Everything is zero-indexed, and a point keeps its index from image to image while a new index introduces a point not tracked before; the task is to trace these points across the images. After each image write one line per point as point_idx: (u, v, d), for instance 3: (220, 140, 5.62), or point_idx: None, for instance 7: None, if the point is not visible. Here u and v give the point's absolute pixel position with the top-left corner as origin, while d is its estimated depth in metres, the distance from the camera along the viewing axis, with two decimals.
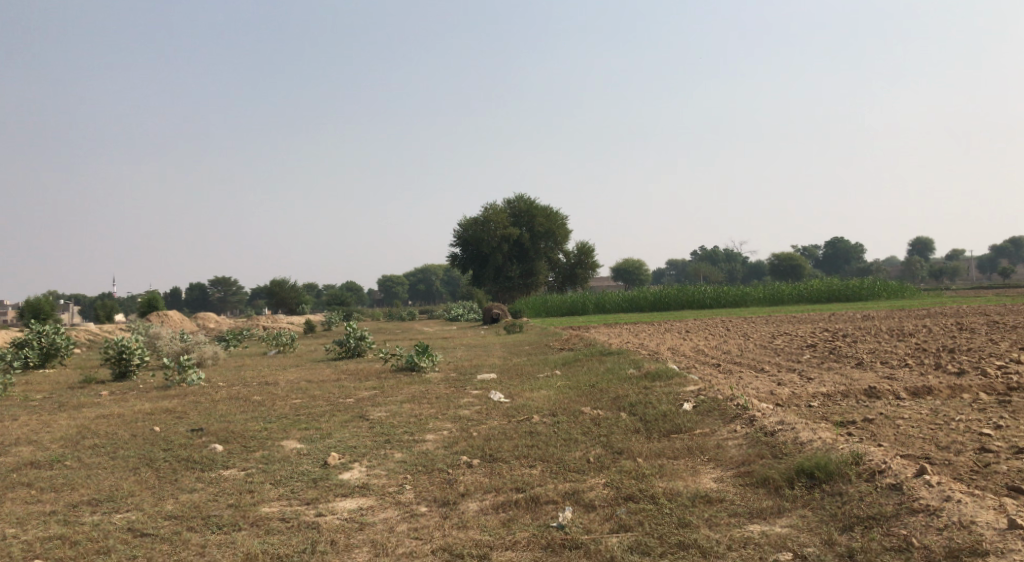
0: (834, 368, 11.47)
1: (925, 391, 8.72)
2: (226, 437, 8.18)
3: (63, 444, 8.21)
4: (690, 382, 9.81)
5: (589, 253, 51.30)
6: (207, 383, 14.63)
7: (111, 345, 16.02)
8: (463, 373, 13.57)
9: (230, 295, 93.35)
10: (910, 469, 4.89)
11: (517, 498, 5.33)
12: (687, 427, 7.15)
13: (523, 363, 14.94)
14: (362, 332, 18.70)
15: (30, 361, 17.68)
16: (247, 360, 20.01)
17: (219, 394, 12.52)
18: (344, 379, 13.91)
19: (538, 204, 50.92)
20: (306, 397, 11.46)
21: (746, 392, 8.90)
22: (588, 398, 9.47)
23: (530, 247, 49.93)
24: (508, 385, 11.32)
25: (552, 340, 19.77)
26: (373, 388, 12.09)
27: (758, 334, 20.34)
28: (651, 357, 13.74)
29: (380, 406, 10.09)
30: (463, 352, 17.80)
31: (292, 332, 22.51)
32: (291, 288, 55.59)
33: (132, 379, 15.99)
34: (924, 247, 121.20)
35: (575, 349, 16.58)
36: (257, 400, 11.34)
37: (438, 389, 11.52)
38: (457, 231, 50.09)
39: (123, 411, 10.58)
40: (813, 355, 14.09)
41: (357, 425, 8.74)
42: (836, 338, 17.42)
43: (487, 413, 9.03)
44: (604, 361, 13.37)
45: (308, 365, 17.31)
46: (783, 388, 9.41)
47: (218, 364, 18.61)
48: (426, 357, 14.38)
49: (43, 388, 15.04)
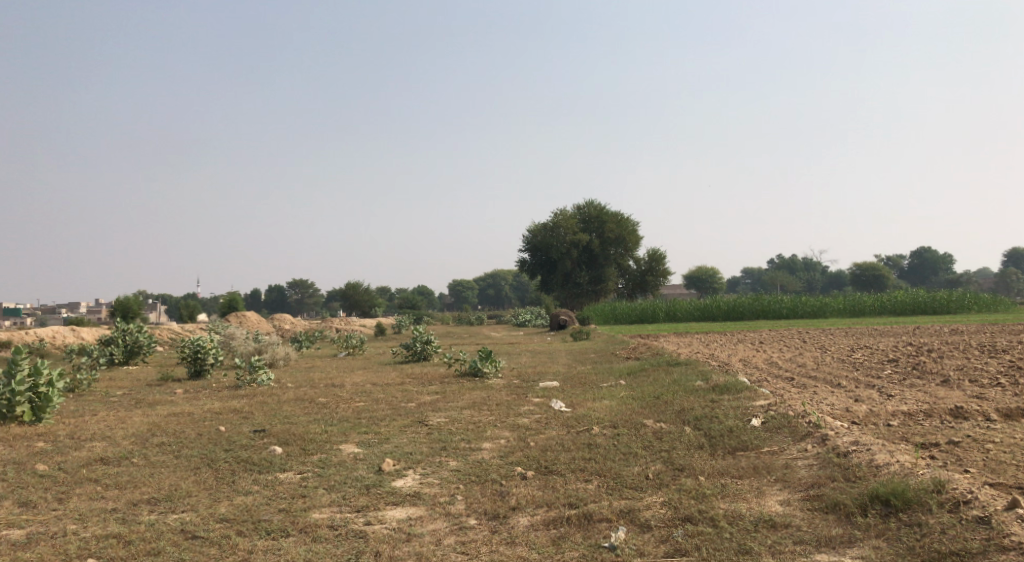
0: (917, 385, 10.83)
1: (1019, 413, 8.12)
2: (286, 439, 8.24)
3: (133, 441, 8.42)
4: (760, 396, 9.40)
5: (660, 260, 50.46)
6: (276, 384, 14.90)
7: (188, 344, 16.50)
8: (525, 381, 13.42)
9: (307, 297, 95.82)
10: (1000, 500, 4.48)
11: (570, 514, 5.15)
12: (754, 444, 6.82)
13: (588, 371, 14.68)
14: (428, 336, 18.76)
15: (114, 357, 18.40)
16: (318, 361, 20.36)
17: (286, 395, 12.71)
18: (408, 383, 13.93)
19: (608, 210, 50.42)
20: (369, 401, 11.49)
21: (819, 408, 8.46)
22: (652, 410, 9.17)
23: (599, 253, 49.43)
24: (571, 394, 11.11)
25: (618, 348, 19.42)
26: (435, 394, 12.04)
27: (836, 346, 19.51)
28: (720, 368, 13.29)
29: (440, 411, 10.03)
30: (528, 358, 17.65)
31: (361, 335, 22.79)
32: (364, 291, 56.60)
33: (207, 377, 16.44)
34: (1019, 259, 114.95)
35: (642, 358, 16.21)
36: (320, 402, 11.44)
37: (500, 396, 11.38)
38: (527, 236, 50.08)
39: (193, 409, 10.83)
40: (894, 371, 13.35)
41: (415, 431, 8.69)
42: (920, 354, 16.50)
43: (547, 422, 8.84)
44: (671, 372, 12.99)
45: (374, 368, 17.46)
46: (860, 405, 8.92)
47: (289, 364, 18.95)
48: (489, 363, 14.28)
49: (124, 384, 15.61)
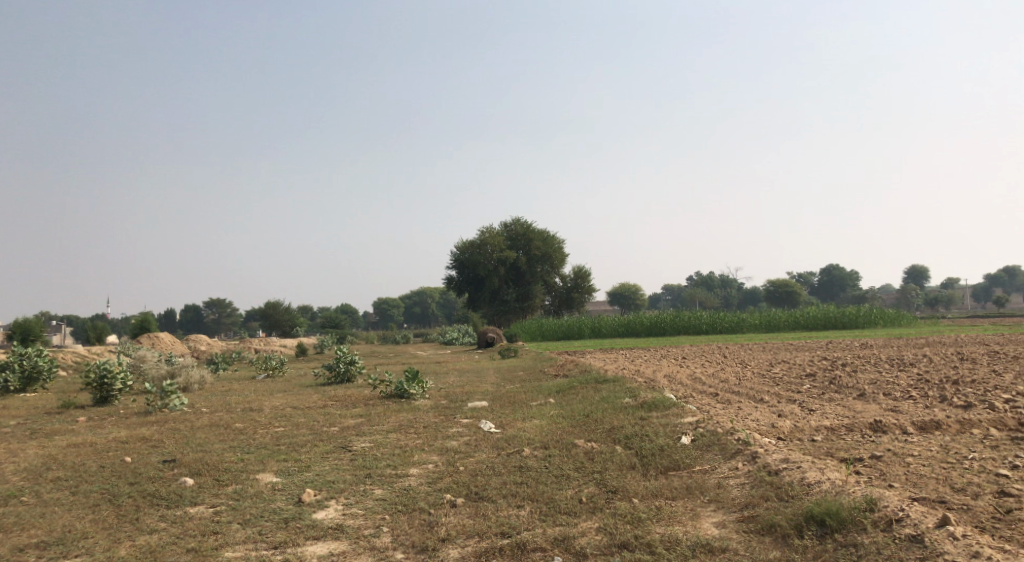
0: (835, 399, 11.06)
1: (933, 425, 8.34)
2: (199, 469, 7.74)
3: (27, 476, 7.77)
4: (688, 413, 9.41)
5: (586, 277, 51.01)
6: (189, 409, 14.17)
7: (93, 369, 15.55)
8: (453, 401, 13.15)
9: (225, 316, 92.87)
10: (930, 517, 4.50)
11: (503, 544, 4.94)
12: (686, 463, 6.75)
13: (516, 390, 14.51)
14: (352, 357, 18.25)
15: (10, 384, 17.18)
16: (235, 384, 19.53)
17: (200, 421, 12.07)
18: (331, 406, 13.43)
19: (534, 227, 50.65)
20: (289, 426, 10.99)
21: (746, 424, 8.50)
22: (582, 429, 9.05)
23: (526, 270, 49.55)
24: (500, 414, 10.90)
25: (546, 366, 19.32)
26: (359, 417, 11.62)
27: (756, 361, 19.94)
28: (647, 384, 13.30)
29: (364, 436, 9.66)
30: (455, 378, 17.32)
31: (281, 356, 22.02)
32: (285, 310, 55.10)
33: (114, 404, 15.51)
34: (919, 275, 121.13)
35: (569, 376, 16.14)
36: (236, 428, 10.87)
37: (428, 417, 11.07)
38: (454, 253, 49.80)
39: (96, 439, 10.13)
40: (813, 385, 13.67)
41: (338, 457, 8.31)
42: (836, 367, 17.01)
43: (476, 444, 8.61)
44: (599, 389, 12.92)
45: (295, 390, 16.82)
46: (784, 420, 9.01)
47: (204, 388, 18.11)
48: (416, 384, 13.94)
49: (21, 413, 14.57)
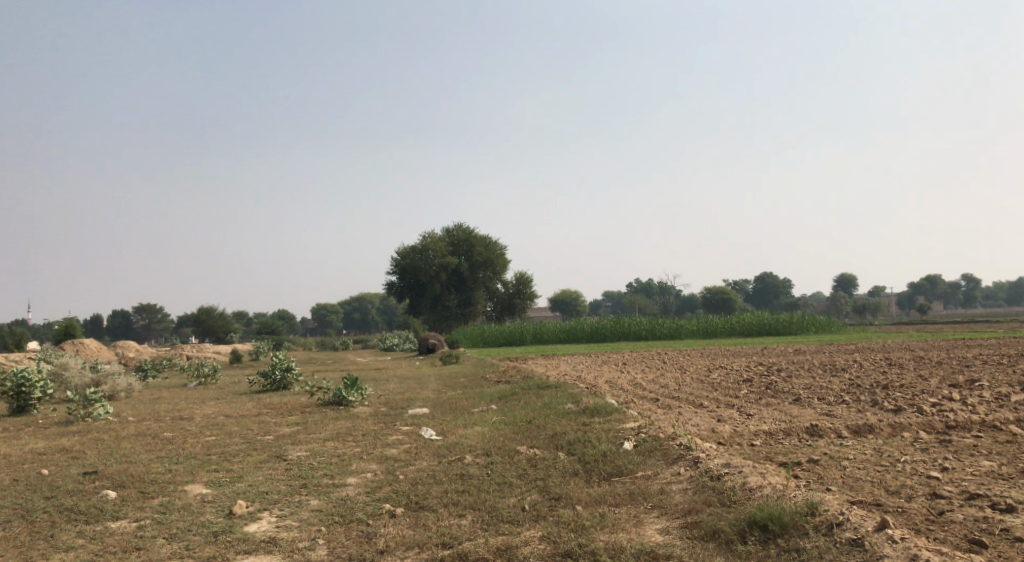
0: (772, 404, 11.24)
1: (866, 429, 8.53)
2: (122, 482, 7.37)
3: None
4: (630, 418, 9.43)
5: (527, 283, 51.14)
6: (115, 419, 13.57)
7: (10, 377, 14.78)
8: (393, 408, 12.91)
9: (155, 322, 89.94)
10: (869, 521, 4.54)
11: (444, 555, 4.81)
12: (629, 469, 6.72)
13: (457, 396, 14.35)
14: (288, 364, 17.80)
15: None
16: (164, 392, 18.83)
17: (126, 431, 11.57)
18: (266, 414, 13.02)
19: (476, 233, 50.53)
20: (222, 435, 10.60)
21: (686, 429, 8.54)
22: (524, 436, 8.95)
23: (467, 276, 49.35)
24: (441, 421, 10.73)
25: (488, 372, 19.20)
26: (295, 425, 11.28)
27: (695, 367, 20.20)
28: (589, 390, 13.31)
29: (300, 444, 9.37)
30: (395, 384, 17.03)
31: (214, 364, 21.35)
32: (219, 316, 53.63)
33: (33, 414, 14.75)
34: (848, 283, 125.26)
35: (511, 382, 16.06)
36: (165, 437, 10.42)
37: (367, 425, 10.81)
38: (394, 259, 49.26)
39: (12, 451, 9.58)
40: (750, 390, 13.90)
41: (272, 467, 8.02)
42: (771, 373, 17.36)
43: (417, 452, 8.43)
44: (541, 395, 12.86)
45: (229, 398, 16.31)
46: (724, 425, 9.10)
47: (131, 396, 17.40)
48: (355, 391, 13.65)
49: None
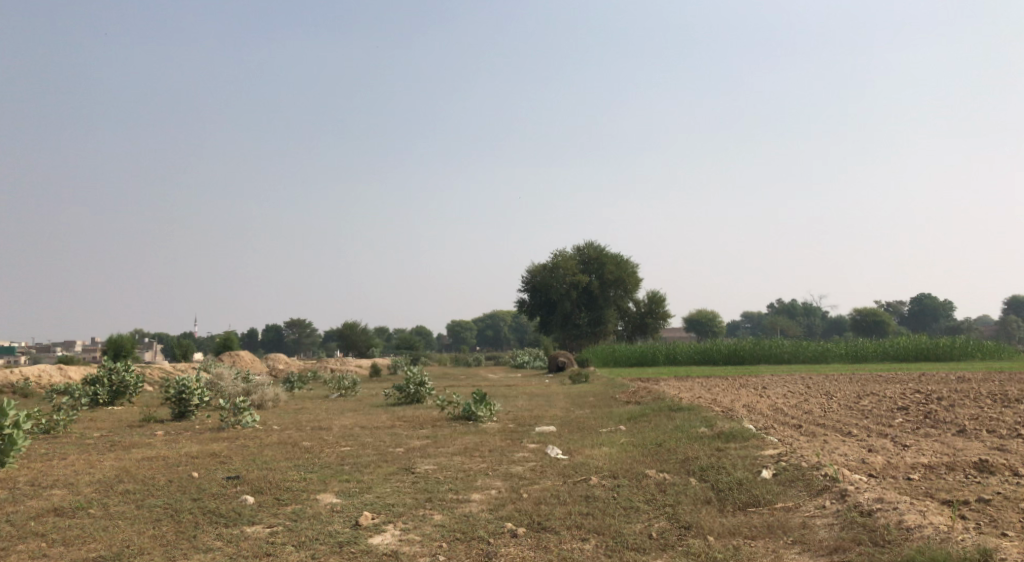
0: (932, 436, 10.24)
1: None
2: (261, 487, 7.66)
3: (97, 489, 7.86)
4: (769, 445, 8.85)
5: (660, 302, 50.09)
6: (261, 426, 14.29)
7: (173, 384, 15.92)
8: (522, 425, 12.84)
9: (305, 336, 95.14)
10: None
11: None
12: (767, 499, 6.24)
13: (586, 415, 14.08)
14: (422, 378, 18.17)
15: (99, 397, 17.79)
16: (308, 402, 19.71)
17: (270, 438, 12.14)
18: (398, 427, 13.30)
19: (608, 251, 50.11)
20: (356, 445, 10.88)
21: (833, 459, 7.89)
22: (654, 459, 8.60)
23: (599, 294, 48.95)
24: (568, 440, 10.53)
25: (617, 392, 18.79)
26: (425, 438, 11.42)
27: (842, 392, 18.88)
28: (724, 414, 12.69)
29: (429, 458, 9.44)
30: (525, 401, 16.99)
31: (354, 376, 22.18)
32: (361, 331, 56.06)
33: (191, 419, 15.82)
34: (1020, 306, 114.06)
35: (642, 403, 15.60)
36: (303, 447, 10.83)
37: (494, 441, 10.78)
38: (526, 277, 49.66)
39: (168, 453, 10.25)
40: (906, 419, 12.77)
41: (400, 479, 8.09)
42: (930, 401, 15.90)
43: (542, 471, 8.27)
44: (673, 418, 12.38)
45: (365, 410, 16.83)
46: (875, 456, 8.35)
47: (278, 405, 18.31)
48: (484, 407, 13.69)
49: (104, 425, 15.01)
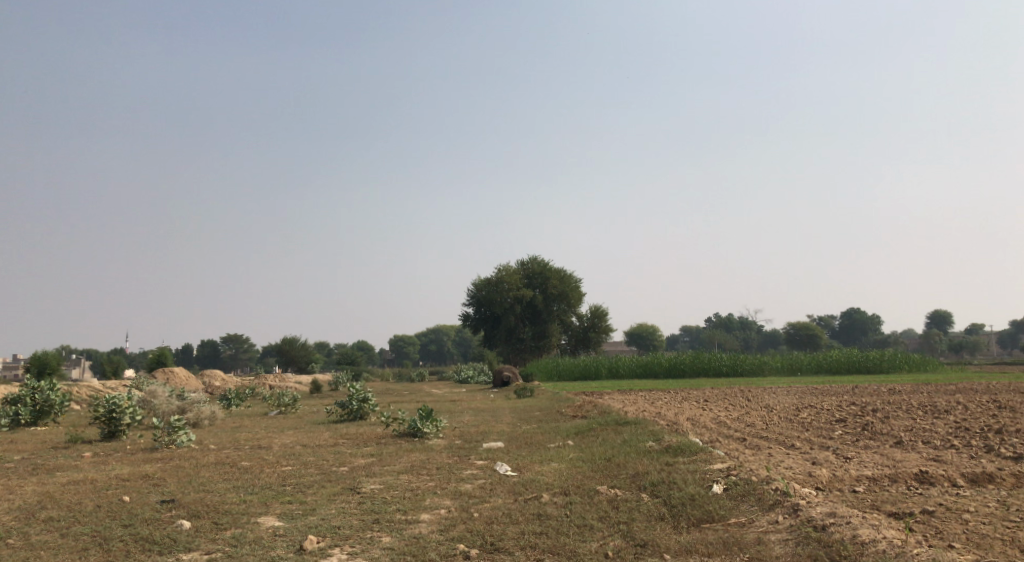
0: (871, 447, 10.46)
1: (984, 478, 7.75)
2: (198, 511, 7.30)
3: (17, 517, 7.37)
4: (717, 458, 8.89)
5: (603, 316, 50.49)
6: (197, 446, 13.75)
7: (102, 403, 15.23)
8: (468, 441, 12.66)
9: (242, 352, 92.75)
10: None
11: None
12: (720, 514, 6.24)
13: (533, 430, 13.97)
14: (365, 394, 17.81)
15: (21, 418, 16.89)
16: (246, 420, 19.12)
17: (207, 458, 11.67)
18: (341, 445, 12.95)
19: (551, 266, 50.33)
20: (298, 464, 10.54)
21: (780, 472, 7.95)
22: (604, 475, 8.54)
23: (542, 309, 49.06)
24: (517, 456, 10.40)
25: (563, 406, 18.75)
26: (369, 456, 11.14)
27: (781, 405, 19.22)
28: (669, 428, 12.75)
29: (375, 476, 9.19)
30: (470, 417, 16.79)
31: (294, 393, 21.62)
32: (301, 347, 54.82)
33: (121, 439, 15.15)
34: (942, 320, 119.05)
35: (588, 417, 15.58)
36: (242, 466, 10.43)
37: (441, 458, 10.58)
38: (470, 291, 49.46)
39: (97, 476, 9.74)
40: (845, 431, 13.03)
41: (345, 500, 7.83)
42: (866, 413, 16.31)
43: (492, 489, 8.11)
44: (620, 432, 12.37)
45: (306, 428, 16.40)
46: (820, 469, 8.45)
47: (214, 424, 17.68)
48: (430, 423, 13.46)
49: (26, 447, 14.24)
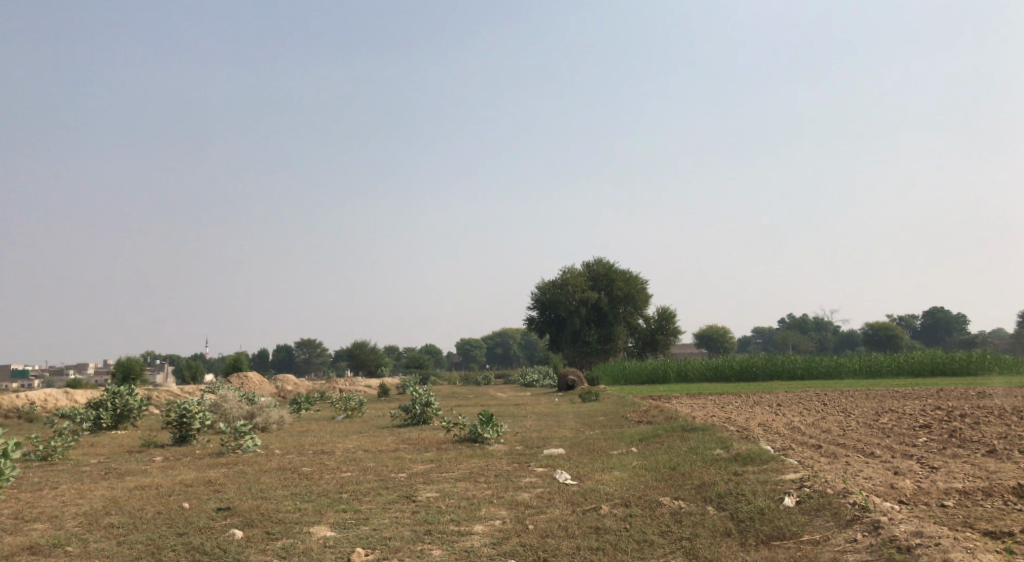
0: (961, 456, 9.71)
1: None
2: (252, 519, 7.25)
3: (81, 522, 7.45)
4: (789, 468, 8.37)
5: (670, 318, 49.52)
6: (263, 451, 13.86)
7: (174, 408, 15.54)
8: (530, 447, 12.38)
9: (314, 356, 94.88)
10: None
11: None
12: (792, 531, 5.80)
13: (596, 436, 13.59)
14: (428, 399, 17.72)
15: (102, 422, 17.42)
16: (314, 424, 19.29)
17: (270, 463, 11.72)
18: (403, 450, 12.84)
19: (617, 267, 49.61)
20: (357, 471, 10.45)
21: (859, 484, 7.41)
22: (668, 485, 8.14)
23: (608, 311, 48.43)
24: (578, 463, 10.05)
25: (630, 410, 18.27)
26: (429, 462, 10.99)
27: (860, 409, 18.28)
28: (739, 434, 12.19)
29: (432, 484, 9.00)
30: (533, 421, 16.53)
31: (361, 397, 21.79)
32: (371, 350, 55.60)
33: (192, 444, 15.44)
34: None
35: (654, 422, 15.11)
36: (302, 472, 10.40)
37: (500, 465, 10.34)
38: (535, 294, 49.23)
39: (163, 481, 9.84)
40: (931, 438, 12.18)
41: (400, 509, 7.67)
42: (953, 419, 15.29)
43: (550, 498, 7.80)
44: (686, 438, 11.89)
45: (370, 432, 16.41)
46: (904, 480, 7.86)
47: (282, 428, 17.86)
48: (491, 428, 13.24)
49: (103, 451, 14.64)
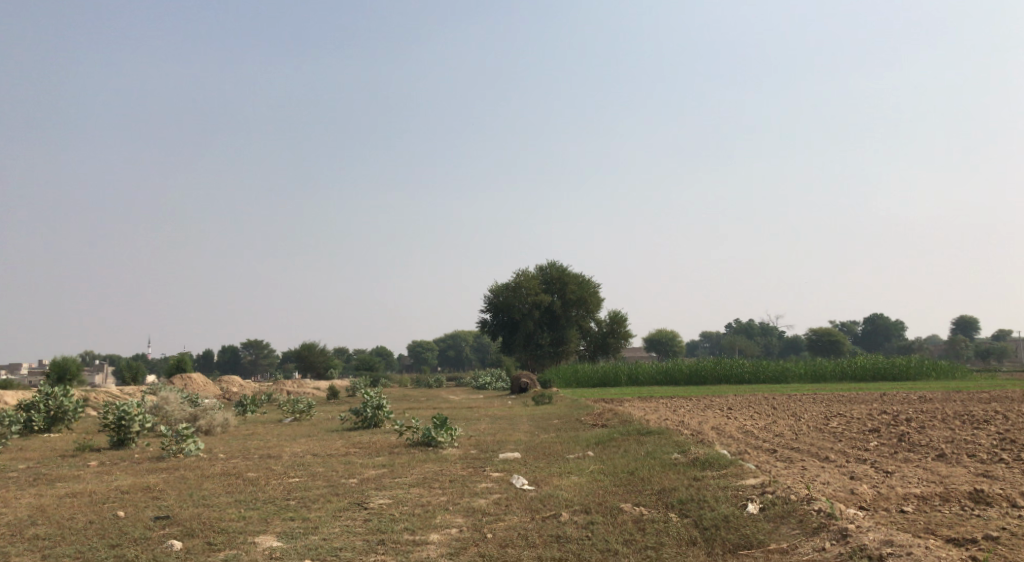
0: (911, 461, 9.74)
1: None
2: (192, 529, 6.83)
3: (3, 535, 6.91)
4: (748, 473, 8.26)
5: (621, 322, 49.81)
6: (205, 455, 13.29)
7: (111, 410, 14.84)
8: (484, 451, 12.11)
9: (261, 358, 92.95)
10: None
11: None
12: (758, 539, 5.70)
13: (550, 440, 13.38)
14: (379, 401, 17.32)
15: (34, 424, 16.58)
16: (260, 427, 18.70)
17: (213, 468, 11.23)
18: (353, 454, 12.43)
19: (570, 271, 49.66)
20: (305, 476, 10.03)
21: (819, 489, 7.36)
22: (627, 490, 7.97)
23: (561, 314, 48.44)
24: (535, 467, 9.84)
25: (583, 414, 18.11)
26: (381, 467, 10.65)
27: (809, 413, 18.44)
28: (693, 437, 12.10)
29: (384, 490, 8.67)
30: (487, 424, 16.26)
31: (309, 399, 21.22)
32: (320, 352, 54.63)
33: (130, 447, 14.77)
34: (970, 326, 116.38)
35: (609, 426, 14.94)
36: (247, 478, 9.95)
37: (454, 470, 10.03)
38: (488, 296, 48.93)
39: (98, 488, 9.30)
40: (880, 442, 12.26)
41: (351, 516, 7.33)
42: (899, 423, 15.49)
43: (507, 505, 7.55)
44: (643, 442, 11.75)
45: (318, 436, 15.95)
46: (860, 485, 7.82)
47: (226, 431, 17.22)
48: (444, 432, 12.93)
49: (33, 455, 13.86)
